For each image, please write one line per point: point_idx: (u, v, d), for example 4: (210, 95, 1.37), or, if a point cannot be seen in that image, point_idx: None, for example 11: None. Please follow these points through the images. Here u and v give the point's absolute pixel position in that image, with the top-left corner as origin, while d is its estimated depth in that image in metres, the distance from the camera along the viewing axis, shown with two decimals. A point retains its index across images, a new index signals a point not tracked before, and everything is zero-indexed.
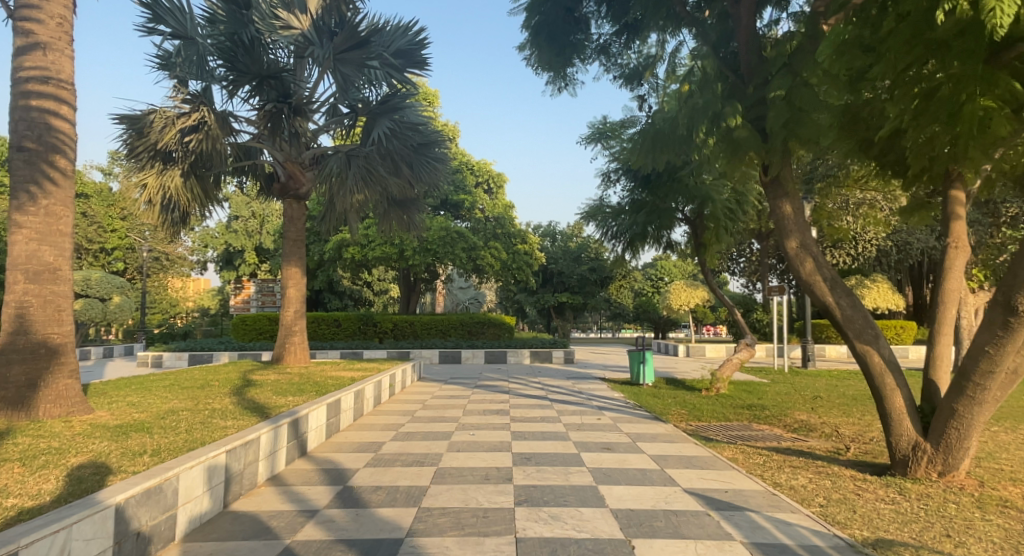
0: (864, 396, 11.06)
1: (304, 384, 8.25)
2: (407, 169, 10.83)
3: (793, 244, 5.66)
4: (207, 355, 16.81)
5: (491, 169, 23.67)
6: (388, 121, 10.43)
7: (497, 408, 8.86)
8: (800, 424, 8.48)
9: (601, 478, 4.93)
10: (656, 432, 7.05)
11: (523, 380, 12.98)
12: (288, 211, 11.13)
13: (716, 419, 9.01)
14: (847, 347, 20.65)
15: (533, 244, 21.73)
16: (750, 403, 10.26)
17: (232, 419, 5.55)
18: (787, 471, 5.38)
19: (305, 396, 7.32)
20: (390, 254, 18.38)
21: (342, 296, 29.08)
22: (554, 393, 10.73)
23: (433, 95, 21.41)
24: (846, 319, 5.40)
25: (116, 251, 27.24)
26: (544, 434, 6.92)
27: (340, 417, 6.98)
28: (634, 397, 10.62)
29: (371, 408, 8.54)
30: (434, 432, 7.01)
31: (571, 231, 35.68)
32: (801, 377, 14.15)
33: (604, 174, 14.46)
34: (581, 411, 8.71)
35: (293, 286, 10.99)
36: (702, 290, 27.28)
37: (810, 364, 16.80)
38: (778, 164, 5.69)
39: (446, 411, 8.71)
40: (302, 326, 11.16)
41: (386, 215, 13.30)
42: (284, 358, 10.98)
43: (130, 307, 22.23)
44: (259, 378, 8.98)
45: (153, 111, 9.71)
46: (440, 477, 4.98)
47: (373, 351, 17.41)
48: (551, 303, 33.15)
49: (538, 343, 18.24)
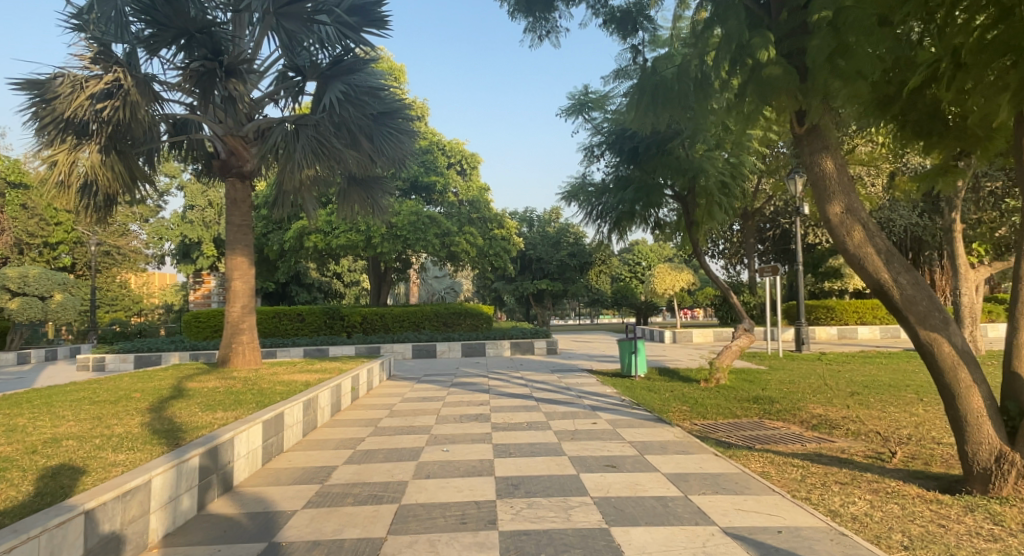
0: (875, 383, 10.18)
1: (245, 393, 6.93)
2: (367, 142, 9.40)
3: (837, 208, 4.62)
4: (156, 357, 15.21)
5: (464, 149, 22.18)
6: (341, 85, 9.03)
7: (475, 413, 7.68)
8: (819, 420, 7.52)
9: (614, 515, 3.77)
10: (665, 440, 5.93)
11: (504, 375, 11.85)
12: (230, 192, 9.71)
13: (724, 417, 7.96)
14: (837, 328, 20.04)
15: (511, 228, 20.51)
16: (756, 395, 9.26)
17: (126, 449, 4.18)
18: (840, 495, 4.32)
19: (240, 408, 6.02)
20: (356, 242, 16.97)
21: (310, 288, 27.70)
22: (539, 391, 9.59)
23: (399, 69, 19.88)
24: (907, 301, 4.38)
25: (62, 245, 25.31)
26: (533, 447, 5.75)
27: (283, 435, 5.70)
28: (628, 392, 9.55)
29: (327, 418, 7.29)
30: (400, 449, 5.79)
31: (548, 216, 34.56)
32: (798, 363, 13.28)
33: (586, 149, 13.36)
34: (572, 413, 7.56)
35: (240, 278, 9.62)
36: (687, 273, 26.41)
37: (805, 347, 16.02)
38: (817, 110, 4.66)
39: (416, 417, 7.50)
40: (251, 323, 9.80)
41: (346, 195, 11.98)
42: (230, 360, 9.59)
43: (74, 305, 20.02)
44: (193, 386, 7.58)
45: (62, 74, 8.09)
46: (402, 522, 3.76)
47: (340, 348, 16.07)
48: (530, 290, 32.05)
49: (518, 333, 17.11)
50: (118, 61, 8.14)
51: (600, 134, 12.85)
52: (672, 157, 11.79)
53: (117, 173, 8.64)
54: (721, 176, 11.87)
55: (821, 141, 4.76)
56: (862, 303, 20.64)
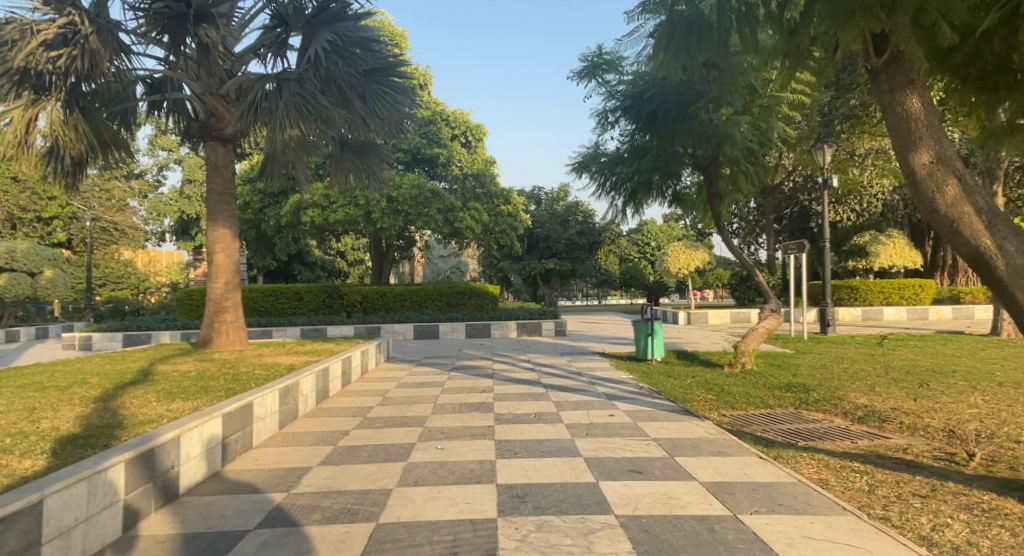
0: (916, 369, 9.31)
1: (217, 378, 6.15)
2: (359, 101, 8.46)
3: (925, 158, 3.69)
4: (145, 336, 14.47)
5: (469, 120, 21.06)
6: (328, 34, 8.02)
7: (477, 401, 6.88)
8: (867, 414, 6.66)
9: (646, 545, 2.94)
10: (695, 438, 5.09)
11: (510, 358, 11.07)
12: (211, 157, 8.83)
13: (756, 407, 7.21)
14: (860, 310, 19.18)
15: (518, 204, 19.56)
16: (788, 383, 8.42)
17: (36, 454, 3.36)
18: (925, 513, 3.48)
19: (205, 396, 5.22)
20: (354, 217, 16.08)
21: (313, 267, 27.10)
22: (548, 376, 8.77)
23: (400, 33, 18.73)
24: (1015, 274, 3.46)
25: (57, 220, 24.66)
26: (542, 445, 4.92)
27: (250, 429, 4.90)
28: (646, 378, 8.72)
29: (310, 407, 6.46)
30: (388, 446, 4.99)
31: (557, 193, 33.53)
32: (826, 346, 12.43)
33: (600, 116, 12.34)
34: (586, 403, 6.74)
35: (223, 251, 8.79)
36: (702, 252, 25.41)
37: (830, 330, 15.14)
38: (904, 34, 3.69)
39: (411, 406, 6.70)
40: (236, 301, 8.98)
41: (340, 162, 11.05)
42: (212, 341, 8.78)
43: (66, 282, 19.31)
44: (164, 370, 6.81)
45: (13, 19, 7.15)
46: (375, 550, 2.94)
47: (338, 327, 15.36)
48: (537, 270, 31.17)
49: (526, 314, 16.30)
50: (76, 3, 7.16)
51: (615, 98, 11.84)
52: (694, 123, 10.77)
53: (82, 133, 7.74)
54: (749, 143, 10.84)
55: (905, 75, 3.84)
56: (888, 282, 19.76)
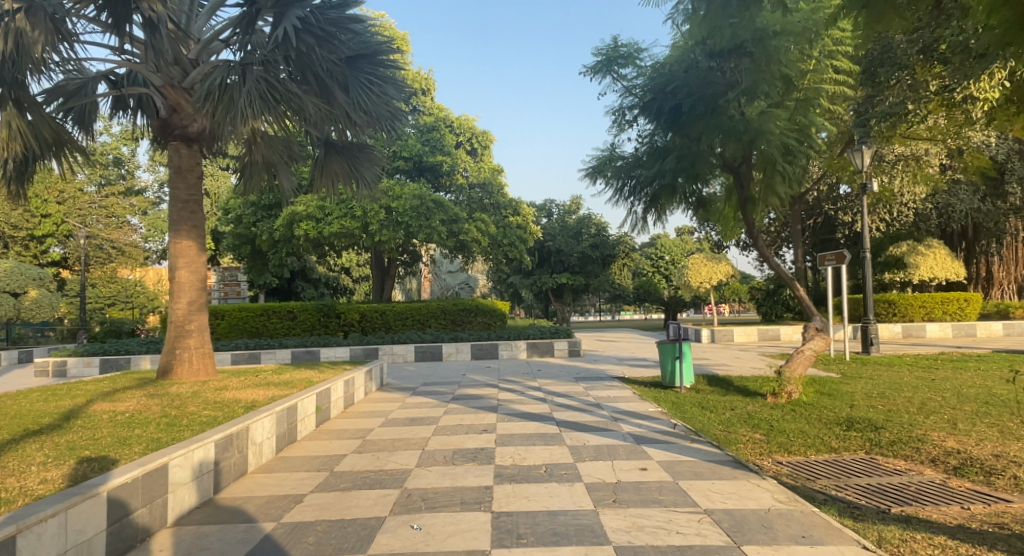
0: (995, 399, 7.90)
1: (148, 424, 4.90)
2: (340, 92, 7.46)
3: None
4: (123, 361, 13.35)
5: (474, 126, 19.97)
6: (299, 10, 6.87)
7: (476, 446, 5.61)
8: (966, 464, 5.30)
9: None
10: (762, 511, 3.78)
11: (518, 385, 9.76)
12: (174, 159, 7.74)
13: (817, 453, 5.92)
14: (900, 326, 17.71)
15: (527, 215, 18.44)
16: (850, 419, 7.06)
17: None
18: None
19: (114, 452, 3.96)
20: (351, 230, 14.95)
21: (317, 284, 26.15)
22: (561, 410, 7.47)
23: (402, 36, 17.78)
24: None
25: (49, 239, 24.05)
26: (555, 522, 3.62)
27: (159, 504, 3.58)
28: (679, 411, 7.41)
29: (268, 456, 5.24)
30: (347, 523, 3.69)
31: (568, 205, 32.36)
32: (874, 369, 11.06)
33: (615, 115, 11.17)
34: (610, 449, 5.44)
35: (186, 267, 7.68)
36: (725, 264, 23.97)
37: (873, 349, 13.74)
38: None
39: (394, 453, 5.44)
40: (202, 324, 7.82)
41: (326, 166, 9.92)
42: (172, 370, 7.60)
43: (52, 302, 18.28)
44: (96, 410, 5.60)
45: None
46: None
47: (333, 350, 14.20)
48: (549, 285, 29.88)
49: (536, 333, 15.02)
50: None
51: (632, 94, 10.68)
52: (723, 118, 9.64)
53: (16, 131, 6.58)
54: (787, 140, 9.66)
55: None
56: (929, 296, 18.34)
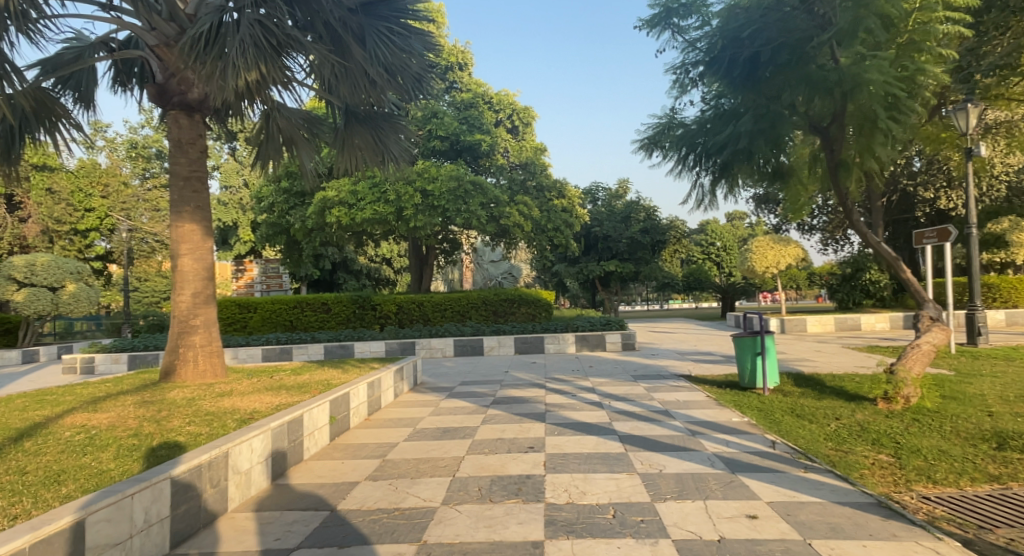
0: None
1: (106, 448, 3.88)
2: (356, 44, 6.38)
3: None
4: (152, 357, 12.83)
5: (515, 102, 18.67)
6: None
7: (520, 473, 4.38)
8: None
9: None
10: None
11: (569, 385, 8.51)
12: (173, 131, 6.81)
13: (974, 483, 4.41)
14: (1004, 312, 15.50)
15: (573, 197, 17.06)
16: (1000, 435, 5.45)
17: None
18: None
19: (28, 499, 2.92)
20: (385, 216, 13.92)
21: (358, 275, 25.55)
22: (622, 419, 6.16)
23: (437, 8, 16.60)
24: None
25: (92, 233, 23.82)
26: None
27: None
28: (769, 422, 5.99)
29: (256, 487, 4.13)
30: None
31: (616, 189, 30.69)
32: (994, 364, 9.28)
33: (676, 75, 9.69)
34: (697, 480, 4.11)
35: (189, 254, 6.74)
36: (791, 246, 21.90)
37: (981, 340, 11.83)
38: None
39: (417, 482, 4.26)
40: (208, 317, 6.87)
41: (348, 138, 8.82)
42: (175, 372, 6.70)
43: (90, 296, 18.20)
44: (64, 424, 4.65)
45: None
46: None
47: (368, 344, 13.29)
48: (596, 273, 28.35)
49: (586, 324, 13.70)
50: None
51: (696, 48, 9.17)
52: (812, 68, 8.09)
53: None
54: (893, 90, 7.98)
55: None
56: None
